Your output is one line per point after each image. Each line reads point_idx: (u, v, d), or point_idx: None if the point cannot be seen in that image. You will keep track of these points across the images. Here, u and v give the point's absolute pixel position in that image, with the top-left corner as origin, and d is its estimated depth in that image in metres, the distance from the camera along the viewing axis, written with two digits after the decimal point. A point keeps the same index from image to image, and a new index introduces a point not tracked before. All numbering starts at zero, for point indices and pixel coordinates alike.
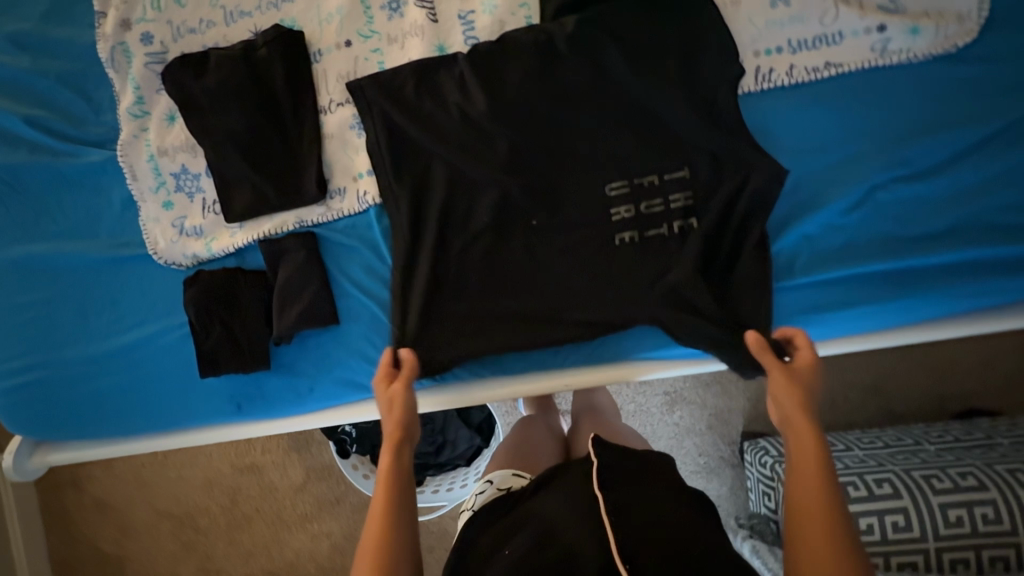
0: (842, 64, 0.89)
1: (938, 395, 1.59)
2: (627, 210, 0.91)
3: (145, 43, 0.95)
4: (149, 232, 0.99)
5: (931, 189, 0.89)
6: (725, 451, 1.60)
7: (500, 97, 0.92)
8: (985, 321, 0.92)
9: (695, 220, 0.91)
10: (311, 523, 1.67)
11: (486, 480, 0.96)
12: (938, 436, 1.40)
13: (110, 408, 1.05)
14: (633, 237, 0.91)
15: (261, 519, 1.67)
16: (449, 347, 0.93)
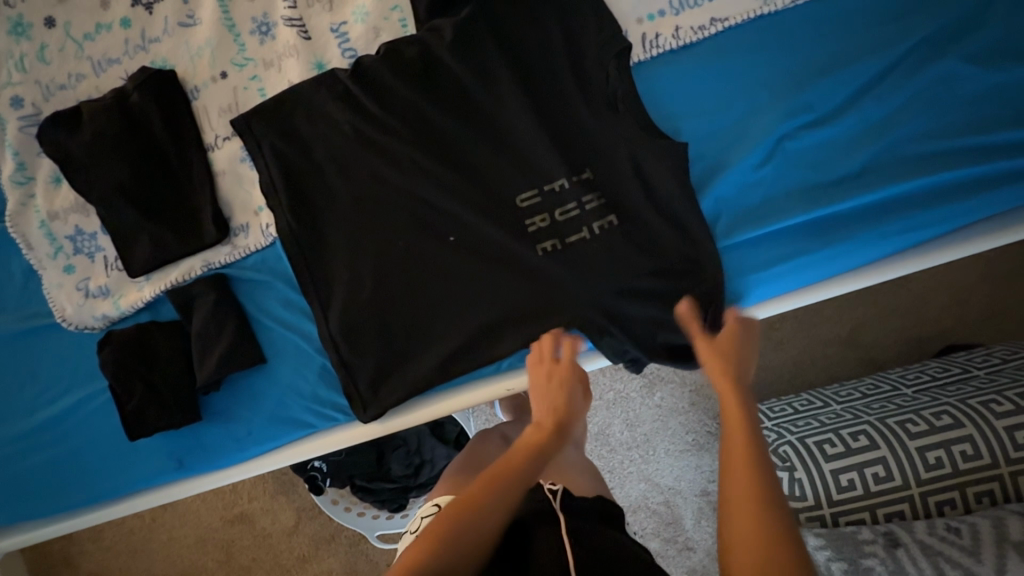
0: (727, 18, 0.86)
1: (915, 337, 1.56)
2: (542, 220, 0.89)
3: (15, 106, 0.91)
4: (54, 300, 0.95)
5: (840, 130, 0.86)
6: (711, 425, 1.57)
7: (388, 107, 0.88)
8: (922, 257, 0.87)
9: (613, 218, 0.87)
10: (311, 562, 1.63)
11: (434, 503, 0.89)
12: (914, 377, 1.37)
13: (56, 482, 1.02)
14: (555, 246, 0.88)
15: (260, 567, 1.63)
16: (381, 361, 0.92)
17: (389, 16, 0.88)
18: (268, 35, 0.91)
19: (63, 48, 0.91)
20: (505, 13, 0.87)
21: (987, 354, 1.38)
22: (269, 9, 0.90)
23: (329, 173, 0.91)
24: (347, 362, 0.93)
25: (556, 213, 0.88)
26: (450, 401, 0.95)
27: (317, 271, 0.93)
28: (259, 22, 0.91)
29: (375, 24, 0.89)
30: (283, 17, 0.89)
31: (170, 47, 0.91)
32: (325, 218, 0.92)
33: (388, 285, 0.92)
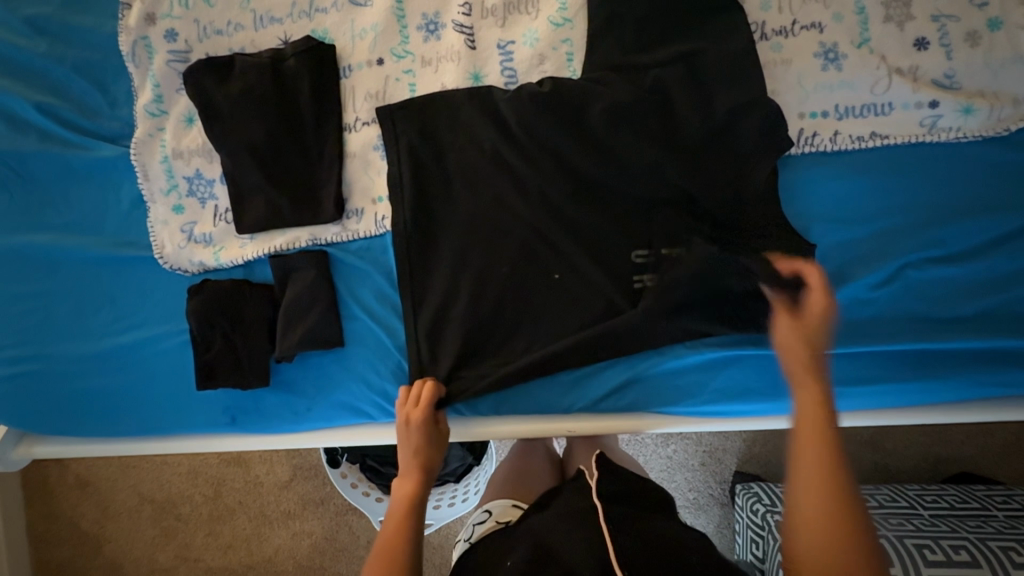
0: (888, 135, 0.85)
1: (939, 457, 1.53)
2: (651, 279, 0.88)
3: (168, 40, 0.92)
4: (157, 235, 0.96)
5: (965, 273, 0.86)
6: (715, 490, 1.58)
7: (531, 135, 0.87)
8: (993, 411, 0.90)
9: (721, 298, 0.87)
10: (293, 520, 1.60)
11: (485, 509, 1.04)
12: (932, 501, 1.35)
13: (102, 404, 1.01)
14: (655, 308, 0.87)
15: (244, 512, 1.60)
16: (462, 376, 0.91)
17: (558, 48, 0.88)
18: (434, 34, 0.90)
19: None
20: (673, 71, 0.85)
21: (1007, 497, 1.35)
22: (441, 9, 0.90)
23: (457, 183, 0.90)
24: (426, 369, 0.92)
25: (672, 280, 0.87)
26: (519, 428, 0.95)
27: (417, 277, 0.92)
28: (429, 19, 0.90)
29: (543, 51, 0.88)
30: (455, 21, 0.89)
31: (335, 22, 0.91)
32: (439, 224, 0.91)
33: (482, 308, 0.90)
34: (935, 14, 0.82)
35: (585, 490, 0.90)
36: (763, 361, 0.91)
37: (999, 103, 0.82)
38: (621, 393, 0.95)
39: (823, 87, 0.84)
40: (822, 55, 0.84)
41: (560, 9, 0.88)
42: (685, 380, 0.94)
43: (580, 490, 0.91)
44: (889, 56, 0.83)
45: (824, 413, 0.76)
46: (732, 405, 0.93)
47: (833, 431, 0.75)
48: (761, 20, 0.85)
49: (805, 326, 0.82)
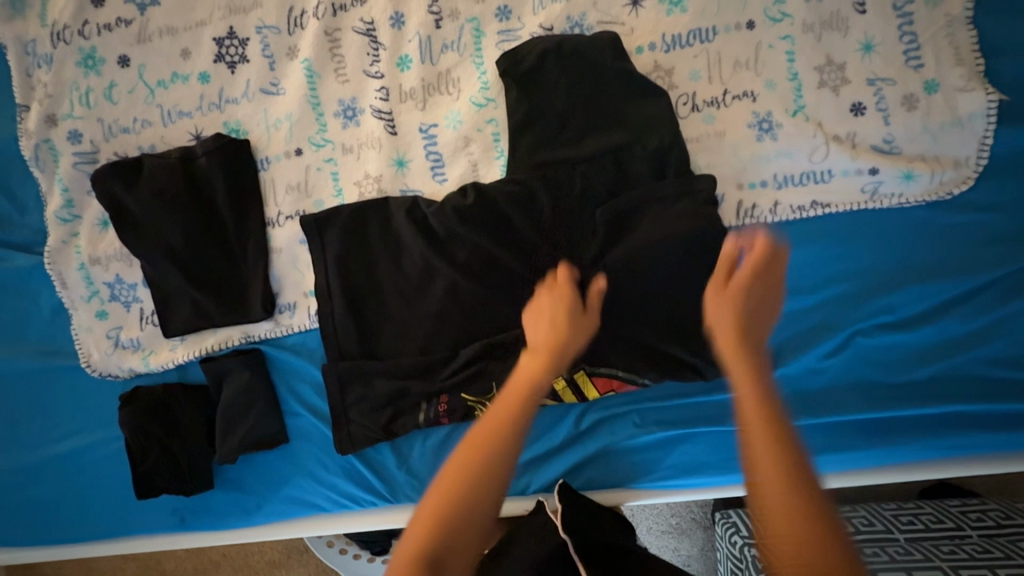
0: (829, 203, 0.81)
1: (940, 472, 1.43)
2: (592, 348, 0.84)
3: (73, 141, 0.87)
4: (82, 343, 0.92)
5: (915, 338, 0.83)
6: (697, 512, 1.54)
7: (461, 231, 0.83)
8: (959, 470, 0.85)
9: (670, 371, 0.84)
10: (279, 570, 1.53)
11: None
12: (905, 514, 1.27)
13: (47, 512, 0.98)
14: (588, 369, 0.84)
15: (228, 565, 1.54)
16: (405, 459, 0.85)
17: (483, 129, 0.84)
18: (352, 120, 0.86)
19: (133, 90, 0.86)
20: (604, 149, 0.81)
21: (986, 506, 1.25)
22: (358, 93, 0.85)
23: (389, 295, 0.87)
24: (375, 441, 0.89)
25: (593, 368, 0.84)
26: None
27: (365, 390, 0.88)
28: (346, 105, 0.86)
29: (467, 133, 0.84)
30: (372, 107, 0.85)
31: (247, 112, 0.86)
32: (379, 332, 0.88)
33: (426, 413, 0.88)
34: (870, 77, 0.78)
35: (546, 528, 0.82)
36: (714, 435, 0.89)
37: (940, 168, 0.78)
38: (577, 471, 0.92)
39: (759, 158, 0.81)
40: (756, 126, 0.80)
41: (481, 89, 0.84)
42: (641, 458, 0.91)
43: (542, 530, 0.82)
44: (826, 123, 0.79)
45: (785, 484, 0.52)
46: (689, 479, 0.91)
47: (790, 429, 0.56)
48: (690, 91, 0.81)
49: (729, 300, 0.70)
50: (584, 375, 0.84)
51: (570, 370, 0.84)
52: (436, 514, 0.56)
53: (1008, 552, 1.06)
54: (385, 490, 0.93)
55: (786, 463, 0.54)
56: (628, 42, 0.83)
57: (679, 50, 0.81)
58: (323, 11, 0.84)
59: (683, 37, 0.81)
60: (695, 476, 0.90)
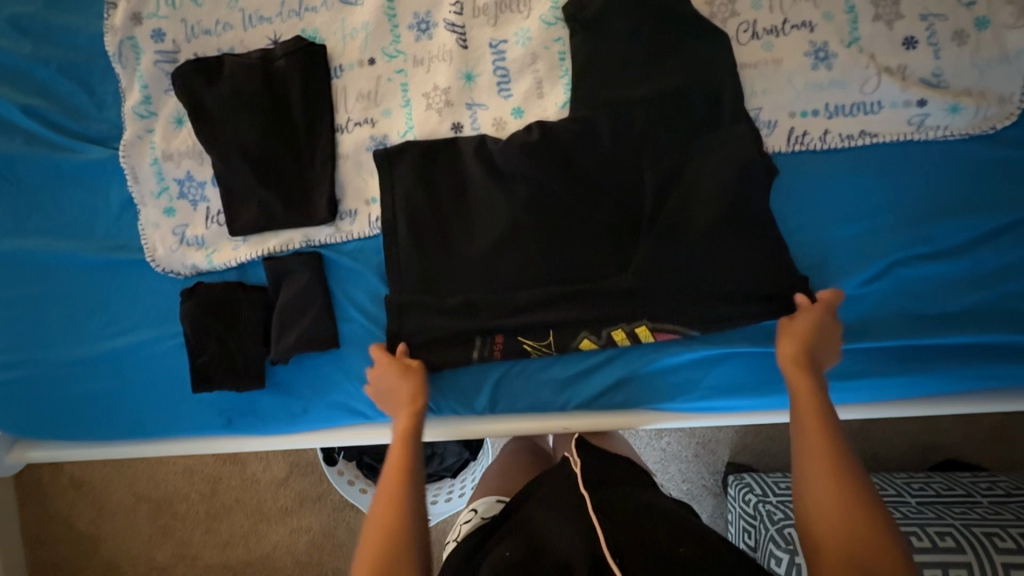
0: (877, 134, 0.86)
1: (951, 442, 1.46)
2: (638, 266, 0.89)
3: (156, 40, 0.90)
4: (147, 238, 0.95)
5: (951, 270, 0.87)
6: (709, 480, 1.53)
7: (526, 161, 0.88)
8: (969, 402, 0.92)
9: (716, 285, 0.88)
10: (291, 516, 1.54)
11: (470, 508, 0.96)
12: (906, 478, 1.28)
13: (99, 406, 1.01)
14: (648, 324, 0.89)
15: (241, 510, 1.54)
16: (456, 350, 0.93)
17: (550, 47, 0.88)
18: (425, 34, 0.90)
19: None
20: (666, 73, 0.86)
21: (984, 474, 1.28)
22: (433, 8, 0.90)
23: (450, 207, 0.92)
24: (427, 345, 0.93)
25: (655, 324, 0.89)
26: (513, 427, 0.96)
27: (419, 319, 0.92)
28: (420, 19, 0.90)
29: (535, 51, 0.88)
30: (446, 20, 0.89)
31: (325, 21, 0.90)
32: (439, 264, 0.92)
33: (480, 350, 0.93)
34: (924, 13, 0.82)
35: (569, 481, 0.84)
36: (753, 357, 0.93)
37: (985, 102, 0.83)
38: (614, 390, 0.96)
39: (813, 86, 0.85)
40: (813, 54, 0.84)
41: (551, 8, 0.88)
42: (678, 378, 0.95)
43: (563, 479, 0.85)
44: (878, 55, 0.84)
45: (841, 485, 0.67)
46: (722, 401, 0.94)
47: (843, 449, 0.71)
48: (752, 19, 0.85)
49: (800, 326, 0.82)
50: (646, 330, 0.90)
51: (632, 325, 0.90)
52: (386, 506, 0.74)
53: (1017, 515, 1.09)
54: (429, 401, 0.98)
55: (817, 410, 0.74)
56: None
57: None
58: None
59: None
60: (730, 398, 0.94)
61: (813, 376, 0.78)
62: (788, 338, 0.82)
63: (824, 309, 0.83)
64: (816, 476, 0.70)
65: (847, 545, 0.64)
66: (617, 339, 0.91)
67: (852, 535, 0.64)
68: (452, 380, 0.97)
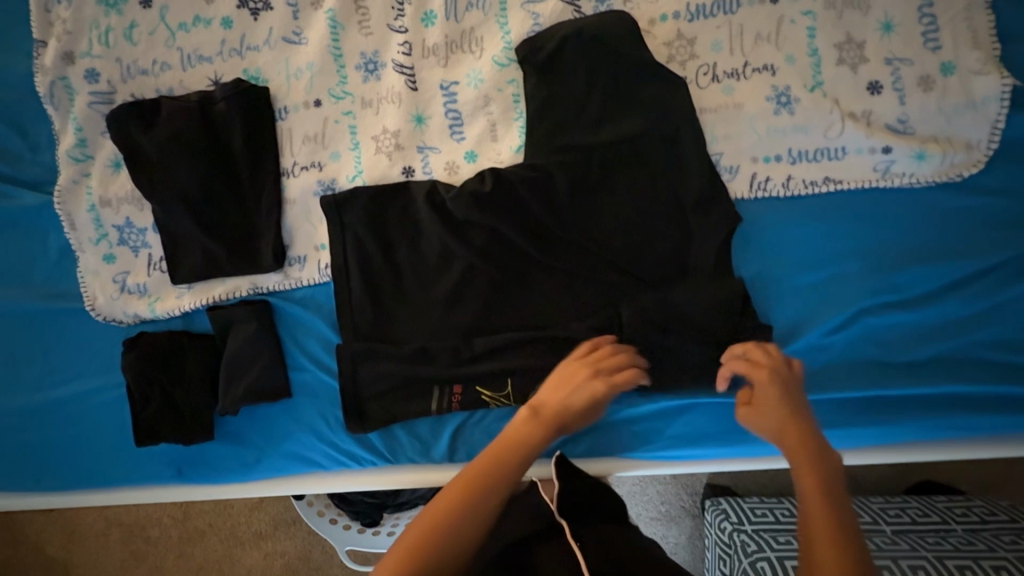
0: (842, 180, 0.83)
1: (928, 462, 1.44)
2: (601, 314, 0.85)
3: (90, 81, 0.86)
4: (87, 286, 0.91)
5: (919, 318, 0.85)
6: (687, 502, 1.48)
7: (477, 216, 0.84)
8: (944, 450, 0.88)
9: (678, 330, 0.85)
10: (266, 540, 1.49)
11: None
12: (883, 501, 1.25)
13: (43, 456, 0.97)
14: None
15: (215, 534, 1.50)
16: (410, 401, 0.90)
17: (503, 89, 0.84)
18: (373, 74, 0.86)
19: (154, 32, 0.86)
20: (625, 116, 0.83)
21: (960, 494, 1.26)
22: (381, 47, 0.86)
23: (403, 252, 0.88)
24: (381, 395, 0.90)
25: None
26: None
27: (373, 370, 0.88)
28: (368, 58, 0.86)
29: (488, 93, 0.85)
30: (395, 61, 0.85)
31: (268, 60, 0.86)
32: (396, 315, 0.89)
33: (438, 401, 0.89)
34: (889, 57, 0.79)
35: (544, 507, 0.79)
36: (717, 407, 0.90)
37: (952, 149, 0.80)
38: (576, 439, 0.92)
39: (775, 132, 0.82)
40: (775, 99, 0.81)
41: (505, 49, 0.84)
42: (641, 427, 0.92)
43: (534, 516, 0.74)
44: (842, 99, 0.80)
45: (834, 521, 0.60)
46: (688, 449, 0.91)
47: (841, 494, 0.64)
48: (712, 61, 0.82)
49: (780, 402, 0.73)
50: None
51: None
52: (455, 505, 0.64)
53: (990, 545, 1.06)
54: (386, 451, 0.93)
55: (823, 487, 0.64)
56: (652, 10, 0.83)
57: (702, 20, 0.82)
58: None
59: (707, 7, 0.82)
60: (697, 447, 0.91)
61: (815, 461, 0.67)
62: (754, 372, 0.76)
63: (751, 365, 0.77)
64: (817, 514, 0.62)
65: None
66: None
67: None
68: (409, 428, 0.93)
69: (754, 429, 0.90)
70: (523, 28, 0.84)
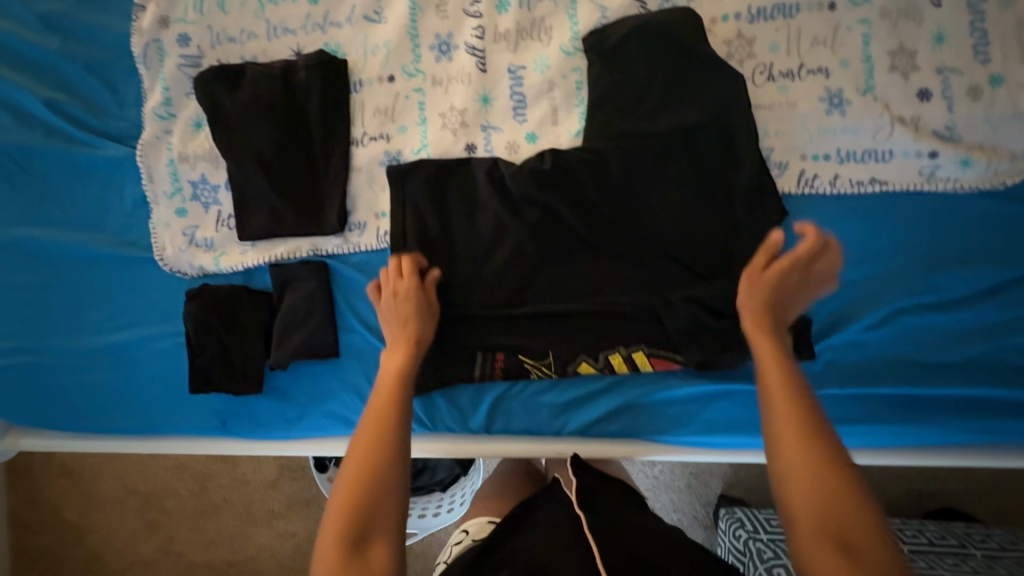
0: (886, 182, 0.86)
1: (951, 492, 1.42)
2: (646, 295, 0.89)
3: (181, 44, 0.92)
4: (157, 236, 0.96)
5: (955, 321, 0.87)
6: (699, 513, 1.46)
7: (535, 194, 0.89)
8: (967, 458, 0.90)
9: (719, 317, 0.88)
10: (278, 520, 1.50)
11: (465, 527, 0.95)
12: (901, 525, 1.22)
13: (95, 400, 1.01)
14: (643, 351, 0.90)
15: (229, 511, 1.51)
16: (454, 369, 0.94)
17: (568, 76, 0.89)
18: (446, 55, 0.91)
19: (245, 2, 0.92)
20: (682, 108, 0.86)
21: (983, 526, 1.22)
22: (455, 30, 0.91)
23: (459, 225, 0.92)
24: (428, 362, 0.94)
25: (652, 350, 0.90)
26: (504, 450, 0.96)
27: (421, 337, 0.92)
28: (441, 40, 0.91)
29: (553, 78, 0.90)
30: (467, 43, 0.90)
31: (348, 36, 0.92)
32: (447, 286, 0.92)
33: (480, 368, 0.94)
34: (940, 66, 0.83)
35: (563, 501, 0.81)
36: (749, 397, 0.92)
37: (997, 157, 0.83)
38: (609, 421, 0.95)
39: (826, 131, 0.86)
40: (827, 100, 0.85)
41: (572, 38, 0.89)
42: (675, 411, 0.94)
43: (558, 503, 0.81)
44: (892, 104, 0.84)
45: (810, 453, 0.64)
46: (719, 437, 0.93)
47: (810, 419, 0.66)
48: (769, 61, 0.86)
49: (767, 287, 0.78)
50: (643, 357, 0.91)
51: (629, 349, 0.90)
52: (361, 476, 0.69)
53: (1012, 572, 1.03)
54: (425, 417, 0.98)
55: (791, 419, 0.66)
56: (714, 11, 0.87)
57: (762, 22, 0.86)
58: None
59: (767, 10, 0.86)
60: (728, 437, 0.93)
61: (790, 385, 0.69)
62: (751, 297, 0.78)
63: (806, 258, 0.78)
64: (789, 453, 0.65)
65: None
66: (615, 363, 0.92)
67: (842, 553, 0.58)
68: (450, 394, 0.97)
69: None
70: (591, 20, 0.89)
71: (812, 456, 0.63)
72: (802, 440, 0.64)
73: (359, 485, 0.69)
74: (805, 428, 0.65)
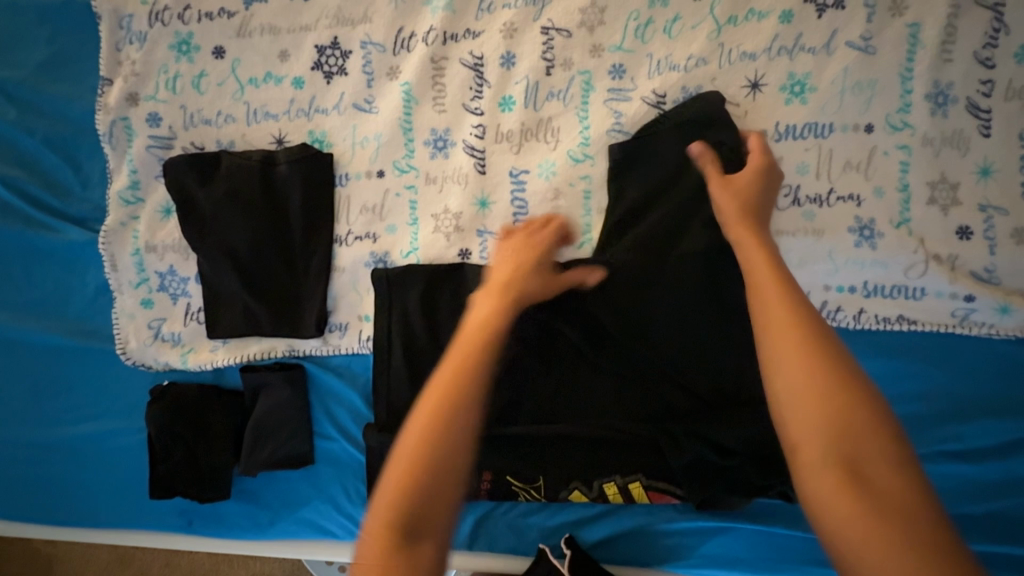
0: (916, 320, 0.78)
1: None
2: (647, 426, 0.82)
3: (151, 125, 0.84)
4: (121, 328, 0.88)
5: (984, 474, 0.77)
6: None
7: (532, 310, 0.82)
8: None
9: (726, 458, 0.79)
10: None
11: None
12: None
13: (50, 492, 0.93)
14: (640, 483, 0.83)
15: None
16: None
17: (575, 184, 0.82)
18: (441, 151, 0.83)
19: (223, 83, 0.83)
20: (697, 229, 0.79)
21: None
22: (453, 126, 0.83)
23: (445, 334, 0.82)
24: None
25: (650, 481, 0.83)
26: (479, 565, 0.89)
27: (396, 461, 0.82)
28: (437, 135, 0.83)
29: (558, 185, 0.82)
30: (466, 142, 0.82)
31: (335, 125, 0.84)
32: None
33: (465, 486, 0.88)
34: (983, 203, 0.76)
35: None
36: (752, 534, 0.85)
37: None
38: (601, 546, 0.88)
39: (853, 263, 0.78)
40: (857, 231, 0.78)
41: (581, 143, 0.81)
42: (672, 542, 0.86)
43: None
44: (928, 240, 0.77)
45: (834, 369, 0.49)
46: (721, 572, 0.85)
47: (824, 331, 0.52)
48: (796, 183, 0.78)
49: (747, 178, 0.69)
50: (640, 488, 0.84)
51: (626, 479, 0.83)
52: (422, 465, 0.48)
53: None
54: None
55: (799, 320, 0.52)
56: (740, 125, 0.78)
57: (791, 141, 0.78)
58: (433, 37, 0.81)
59: (798, 128, 0.78)
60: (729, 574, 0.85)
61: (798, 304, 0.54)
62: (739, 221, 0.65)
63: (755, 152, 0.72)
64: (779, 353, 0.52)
65: (895, 569, 0.41)
66: (610, 492, 0.85)
67: (853, 486, 0.44)
68: None
69: (795, 564, 0.83)
70: (603, 126, 0.80)
71: (810, 391, 0.48)
72: (803, 359, 0.50)
73: (429, 441, 0.49)
74: (815, 340, 0.51)
